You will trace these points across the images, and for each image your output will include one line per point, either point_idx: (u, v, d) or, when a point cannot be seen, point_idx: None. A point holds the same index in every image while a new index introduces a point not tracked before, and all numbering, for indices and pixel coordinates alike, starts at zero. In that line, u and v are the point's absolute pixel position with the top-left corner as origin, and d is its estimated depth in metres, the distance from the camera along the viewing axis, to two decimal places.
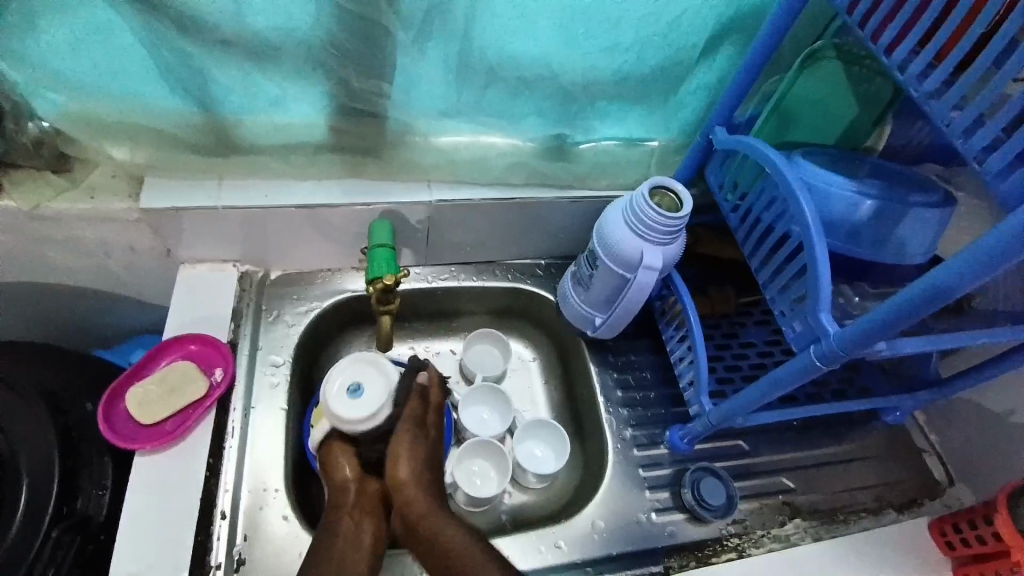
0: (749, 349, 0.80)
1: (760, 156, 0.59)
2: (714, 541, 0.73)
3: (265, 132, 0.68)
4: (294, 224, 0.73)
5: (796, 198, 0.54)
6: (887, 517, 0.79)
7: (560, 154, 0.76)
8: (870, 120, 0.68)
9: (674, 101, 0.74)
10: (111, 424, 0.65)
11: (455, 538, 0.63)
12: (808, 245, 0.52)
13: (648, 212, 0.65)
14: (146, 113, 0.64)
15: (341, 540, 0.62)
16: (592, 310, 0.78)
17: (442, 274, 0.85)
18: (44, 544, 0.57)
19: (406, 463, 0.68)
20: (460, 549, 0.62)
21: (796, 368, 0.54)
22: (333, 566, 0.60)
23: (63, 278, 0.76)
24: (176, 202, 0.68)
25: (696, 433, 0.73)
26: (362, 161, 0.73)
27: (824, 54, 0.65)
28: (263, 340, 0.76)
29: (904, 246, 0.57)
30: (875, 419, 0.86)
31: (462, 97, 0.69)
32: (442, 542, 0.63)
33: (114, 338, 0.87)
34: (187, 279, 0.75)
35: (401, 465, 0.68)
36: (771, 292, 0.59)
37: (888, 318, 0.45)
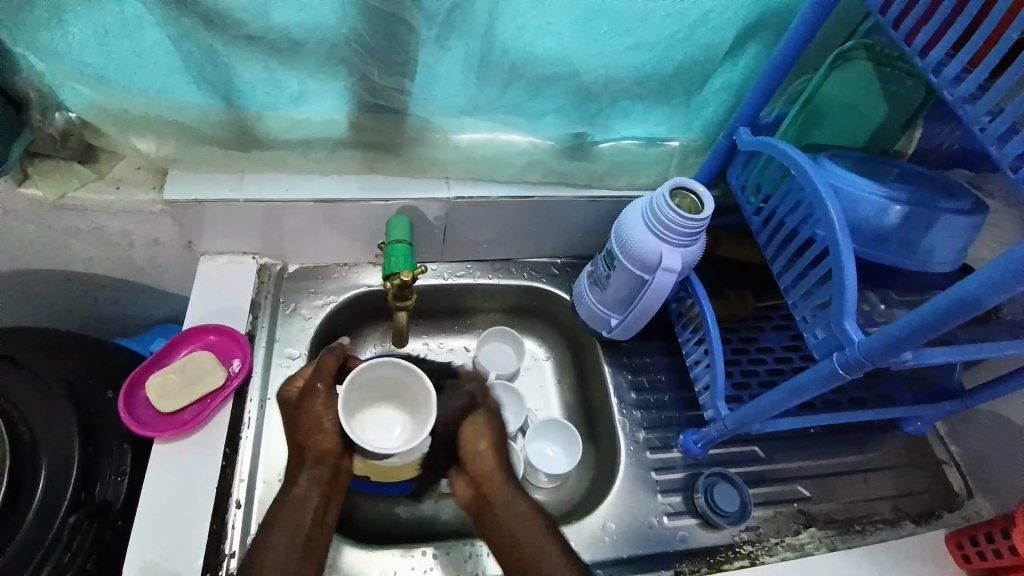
0: (766, 354, 0.80)
1: (785, 158, 0.57)
2: (726, 548, 0.72)
3: (285, 127, 0.69)
4: (313, 220, 0.74)
5: (822, 201, 0.52)
6: (905, 529, 0.77)
7: (578, 152, 0.76)
8: (898, 125, 0.66)
9: (697, 101, 0.73)
10: (131, 412, 0.66)
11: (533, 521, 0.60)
12: (834, 248, 0.51)
13: (668, 214, 0.64)
14: (169, 106, 0.65)
15: (284, 508, 0.58)
16: (608, 311, 0.78)
17: (458, 271, 0.85)
18: (62, 529, 0.59)
19: (482, 457, 0.65)
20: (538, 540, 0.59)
21: (818, 375, 0.53)
22: (287, 532, 0.56)
23: (86, 268, 0.78)
24: (196, 195, 0.68)
25: (710, 437, 0.73)
26: (380, 157, 0.73)
27: (853, 54, 0.63)
28: (280, 332, 0.76)
29: (931, 253, 0.56)
30: (894, 428, 0.85)
31: (481, 94, 0.68)
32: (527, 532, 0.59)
33: (135, 328, 0.89)
34: (205, 270, 0.76)
35: (483, 443, 0.65)
36: (793, 297, 0.58)
37: (910, 331, 0.44)
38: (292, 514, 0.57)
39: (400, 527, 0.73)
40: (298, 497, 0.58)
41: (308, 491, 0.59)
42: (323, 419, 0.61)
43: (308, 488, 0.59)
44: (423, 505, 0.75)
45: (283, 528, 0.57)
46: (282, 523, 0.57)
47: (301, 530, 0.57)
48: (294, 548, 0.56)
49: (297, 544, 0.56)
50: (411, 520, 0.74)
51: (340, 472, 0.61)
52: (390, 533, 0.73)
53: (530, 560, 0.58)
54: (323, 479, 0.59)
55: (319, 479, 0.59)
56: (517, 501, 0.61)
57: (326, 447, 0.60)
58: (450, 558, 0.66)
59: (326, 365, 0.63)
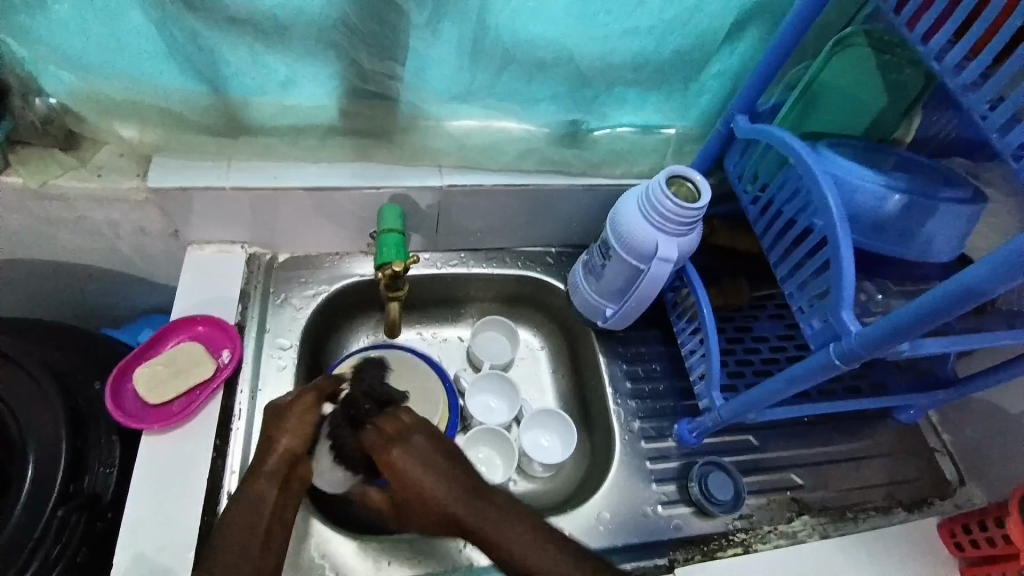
0: (761, 343, 0.80)
1: (784, 146, 0.56)
2: (720, 536, 0.73)
3: (273, 114, 0.67)
4: (303, 209, 0.72)
5: (822, 190, 0.52)
6: (897, 516, 0.78)
7: (573, 140, 0.74)
8: (898, 112, 0.65)
9: (694, 87, 0.71)
10: (119, 404, 0.65)
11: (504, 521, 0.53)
12: (833, 238, 0.50)
13: (664, 202, 0.63)
14: (152, 91, 0.63)
15: (237, 509, 0.53)
16: (603, 301, 0.77)
17: (452, 260, 0.84)
18: (50, 522, 0.58)
19: (429, 494, 0.54)
20: (490, 518, 0.53)
21: (813, 366, 0.52)
22: (240, 532, 0.52)
23: (71, 258, 0.76)
24: (182, 183, 0.67)
25: (704, 427, 0.73)
26: (372, 145, 0.72)
27: (852, 41, 0.61)
28: (271, 323, 0.75)
29: (929, 243, 0.55)
30: (887, 417, 0.85)
31: (474, 80, 0.67)
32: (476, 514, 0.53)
33: (123, 319, 0.87)
34: (193, 260, 0.75)
35: (427, 478, 0.55)
36: (790, 287, 0.57)
37: (906, 322, 0.44)
38: (248, 511, 0.53)
39: None
40: (257, 487, 0.54)
41: (267, 483, 0.55)
42: (275, 442, 0.57)
43: (266, 486, 0.55)
44: None
45: (239, 517, 0.53)
46: (237, 514, 0.53)
47: (259, 526, 0.53)
48: (247, 543, 0.51)
49: (252, 536, 0.52)
50: None
51: (298, 474, 0.57)
52: None
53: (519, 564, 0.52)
54: (276, 473, 0.55)
55: (276, 477, 0.55)
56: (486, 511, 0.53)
57: (289, 447, 0.57)
58: (444, 548, 0.66)
59: (299, 404, 0.59)
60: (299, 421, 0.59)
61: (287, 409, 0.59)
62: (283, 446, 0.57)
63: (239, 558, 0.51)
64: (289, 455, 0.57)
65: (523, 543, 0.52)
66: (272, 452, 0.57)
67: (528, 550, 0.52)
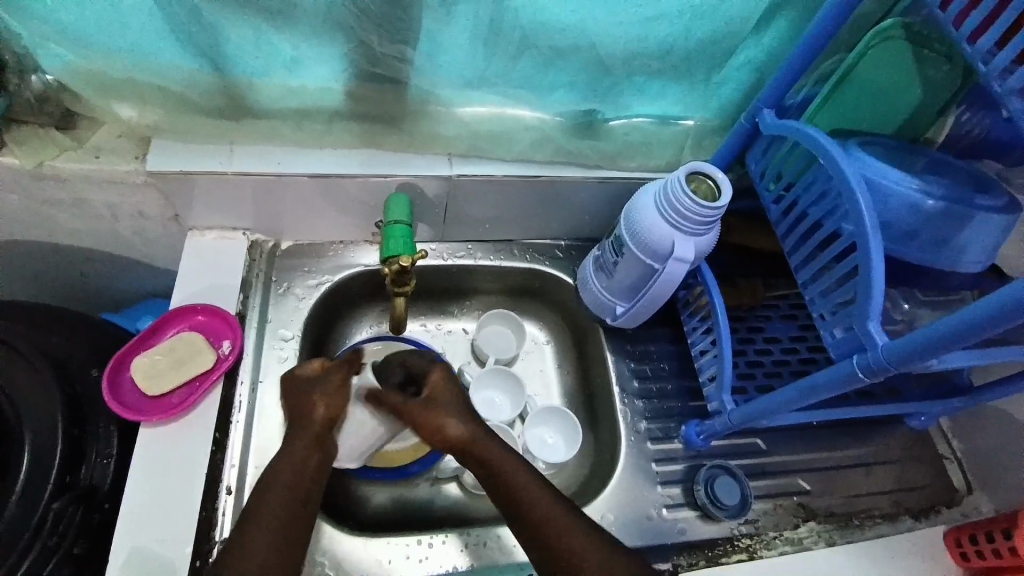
0: (772, 345, 0.78)
1: (814, 145, 0.54)
2: (725, 541, 0.72)
3: (278, 96, 0.64)
4: (307, 195, 0.70)
5: (853, 193, 0.49)
6: (904, 524, 0.77)
7: (589, 131, 0.72)
8: (932, 112, 0.62)
9: (716, 79, 0.68)
10: (117, 394, 0.63)
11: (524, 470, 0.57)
12: (863, 245, 0.48)
13: (684, 200, 0.60)
14: (153, 70, 0.60)
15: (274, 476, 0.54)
16: (614, 298, 0.75)
17: (458, 252, 0.82)
18: (45, 515, 0.57)
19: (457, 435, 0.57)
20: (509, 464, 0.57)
21: (834, 377, 0.50)
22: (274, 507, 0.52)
23: (69, 240, 0.74)
24: (183, 166, 0.64)
25: (714, 430, 0.71)
26: (380, 131, 0.69)
27: (890, 34, 0.58)
28: (273, 313, 0.74)
29: (961, 251, 0.53)
30: (898, 422, 0.83)
31: (489, 66, 0.64)
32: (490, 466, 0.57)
33: (121, 302, 0.85)
34: (194, 246, 0.73)
35: (452, 422, 0.58)
36: (812, 293, 0.56)
37: (943, 337, 0.41)
38: (283, 480, 0.53)
39: (393, 514, 0.72)
40: (285, 473, 0.54)
41: (292, 467, 0.54)
42: (313, 409, 0.57)
43: (305, 450, 0.55)
44: (418, 490, 0.73)
45: (273, 515, 0.52)
46: (263, 506, 0.52)
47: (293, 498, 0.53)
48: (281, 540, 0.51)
49: (291, 531, 0.52)
50: (405, 506, 0.72)
51: (329, 445, 0.57)
52: (385, 519, 0.71)
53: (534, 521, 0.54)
54: (303, 465, 0.55)
55: (314, 440, 0.56)
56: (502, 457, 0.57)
57: (330, 414, 0.58)
58: (446, 548, 0.65)
59: (332, 382, 0.59)
60: (339, 391, 0.58)
61: (323, 380, 0.59)
62: (322, 413, 0.57)
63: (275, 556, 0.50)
64: (328, 420, 0.57)
65: (534, 492, 0.55)
66: (309, 423, 0.57)
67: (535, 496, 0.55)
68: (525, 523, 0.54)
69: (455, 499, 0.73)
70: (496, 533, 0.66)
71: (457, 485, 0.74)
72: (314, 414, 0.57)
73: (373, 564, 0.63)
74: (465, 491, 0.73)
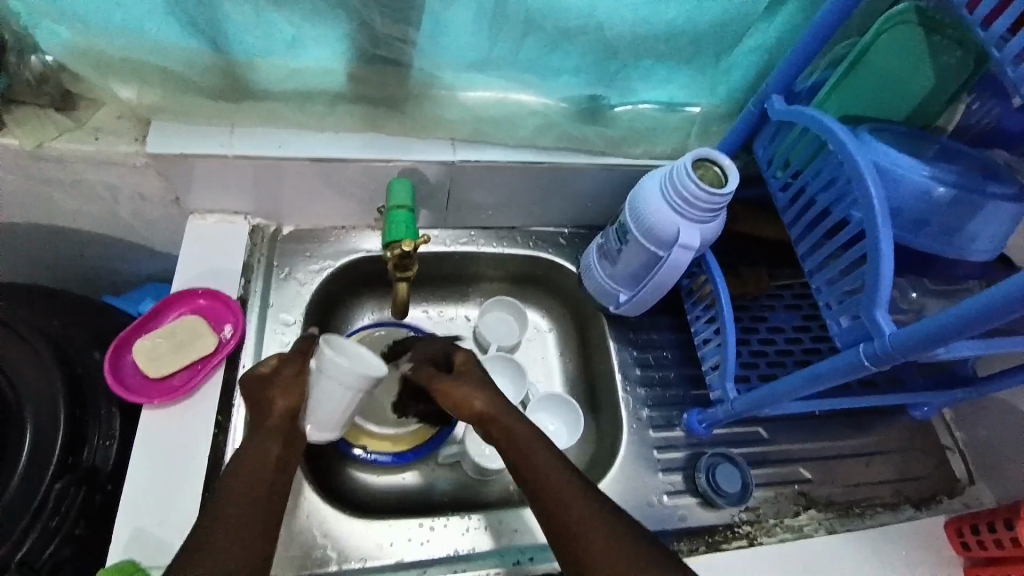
0: (776, 334, 0.78)
1: (824, 130, 0.53)
2: (725, 528, 0.72)
3: (279, 77, 0.63)
4: (308, 178, 0.69)
5: (864, 180, 0.48)
6: (904, 513, 0.77)
7: (594, 116, 0.71)
8: (943, 100, 0.60)
9: (725, 63, 0.67)
10: (119, 377, 0.63)
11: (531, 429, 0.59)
12: (872, 233, 0.47)
13: (690, 186, 0.60)
14: (152, 49, 0.59)
15: (240, 464, 0.52)
16: (617, 286, 0.74)
17: (461, 238, 0.81)
18: (48, 495, 0.57)
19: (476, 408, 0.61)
20: (517, 427, 0.59)
21: (839, 365, 0.50)
22: (241, 493, 0.50)
23: (69, 222, 0.74)
24: (182, 147, 0.63)
25: (716, 419, 0.71)
26: (382, 114, 0.68)
27: (902, 19, 0.56)
28: (275, 298, 0.73)
29: (969, 240, 0.52)
30: (900, 413, 0.83)
31: (493, 48, 0.63)
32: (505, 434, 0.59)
33: (122, 286, 0.85)
34: (194, 230, 0.72)
35: (477, 399, 0.61)
36: (818, 282, 0.55)
37: (950, 326, 0.41)
38: (250, 469, 0.52)
39: (396, 500, 0.72)
40: (246, 462, 0.52)
41: (260, 458, 0.53)
42: (272, 403, 0.57)
43: (264, 441, 0.54)
44: (420, 476, 0.73)
45: (240, 507, 0.49)
46: (235, 496, 0.50)
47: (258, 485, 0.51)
48: (255, 531, 0.49)
49: (267, 521, 0.50)
50: (410, 491, 0.72)
51: (295, 434, 0.56)
52: (388, 505, 0.71)
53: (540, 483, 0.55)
54: (266, 457, 0.53)
55: (276, 432, 0.55)
56: (512, 424, 0.59)
57: (290, 406, 0.56)
58: (447, 531, 0.65)
59: (287, 374, 0.58)
60: (301, 377, 0.58)
61: (278, 376, 0.58)
62: (281, 406, 0.56)
63: (252, 548, 0.48)
64: (290, 413, 0.56)
65: (545, 458, 0.56)
66: (271, 414, 0.56)
67: (547, 462, 0.56)
68: (532, 486, 0.55)
69: (457, 484, 0.73)
70: (498, 517, 0.67)
71: (459, 471, 0.74)
72: (278, 406, 0.56)
73: (374, 547, 0.63)
74: (467, 477, 0.74)
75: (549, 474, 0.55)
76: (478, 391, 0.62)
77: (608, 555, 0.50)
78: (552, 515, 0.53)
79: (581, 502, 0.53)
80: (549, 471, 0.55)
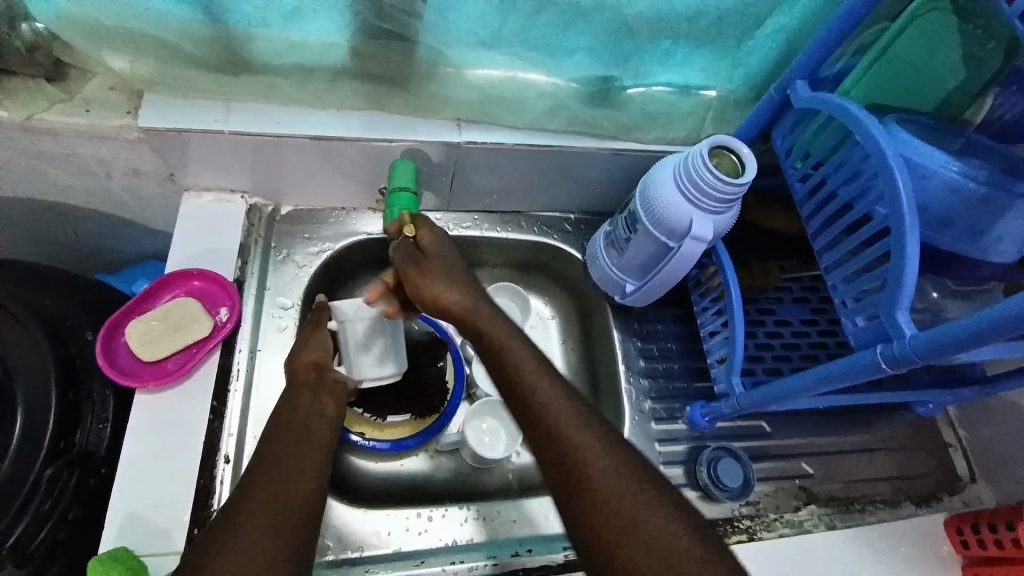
0: (783, 327, 0.76)
1: (851, 120, 0.51)
2: (724, 522, 0.71)
3: (279, 50, 0.61)
4: (309, 157, 0.66)
5: (891, 174, 0.46)
6: (905, 510, 0.76)
7: (606, 99, 0.68)
8: (970, 92, 0.57)
9: (745, 47, 0.64)
10: (111, 360, 0.62)
11: (532, 364, 0.57)
12: (898, 229, 0.46)
13: (705, 175, 0.58)
14: (146, 17, 0.56)
15: (292, 421, 0.56)
16: (624, 275, 0.72)
17: (464, 222, 0.79)
18: (39, 481, 0.56)
19: (442, 297, 0.59)
20: (526, 365, 0.57)
21: (853, 366, 0.49)
22: (286, 453, 0.53)
23: (60, 197, 0.71)
24: (177, 122, 0.60)
25: (719, 412, 0.70)
26: (386, 92, 0.65)
27: (934, 5, 0.53)
28: (272, 280, 0.71)
29: (994, 240, 0.51)
30: (904, 410, 0.82)
31: (505, 25, 0.61)
32: (524, 393, 0.55)
33: (116, 264, 0.83)
34: (190, 208, 0.70)
35: (436, 281, 0.60)
36: (835, 278, 0.54)
37: (959, 336, 0.40)
38: (294, 437, 0.55)
39: (393, 488, 0.70)
40: (287, 428, 0.56)
41: (298, 416, 0.57)
42: (299, 357, 0.62)
43: (304, 393, 0.59)
44: (417, 464, 0.72)
45: (268, 494, 0.50)
46: (279, 457, 0.53)
47: (304, 441, 0.55)
48: (281, 514, 0.49)
49: (297, 486, 0.51)
50: (406, 479, 0.71)
51: (328, 385, 0.61)
52: (385, 493, 0.70)
53: (553, 433, 0.52)
54: (298, 429, 0.56)
55: (306, 385, 0.60)
56: (499, 339, 0.58)
57: (314, 358, 0.62)
58: (446, 520, 0.65)
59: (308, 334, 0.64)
60: (319, 334, 0.65)
61: (301, 343, 0.64)
62: (308, 358, 0.62)
63: (286, 528, 0.48)
64: (315, 364, 0.62)
65: (572, 428, 0.52)
66: (295, 369, 0.61)
67: (574, 434, 0.52)
68: (541, 432, 0.53)
69: (455, 472, 0.73)
70: (497, 508, 0.67)
71: (458, 458, 0.73)
72: (300, 360, 0.62)
73: (372, 533, 0.63)
74: (465, 465, 0.73)
75: (557, 419, 0.53)
76: (437, 275, 0.60)
77: (628, 546, 0.47)
78: (577, 498, 0.50)
79: (600, 456, 0.51)
80: (558, 415, 0.53)
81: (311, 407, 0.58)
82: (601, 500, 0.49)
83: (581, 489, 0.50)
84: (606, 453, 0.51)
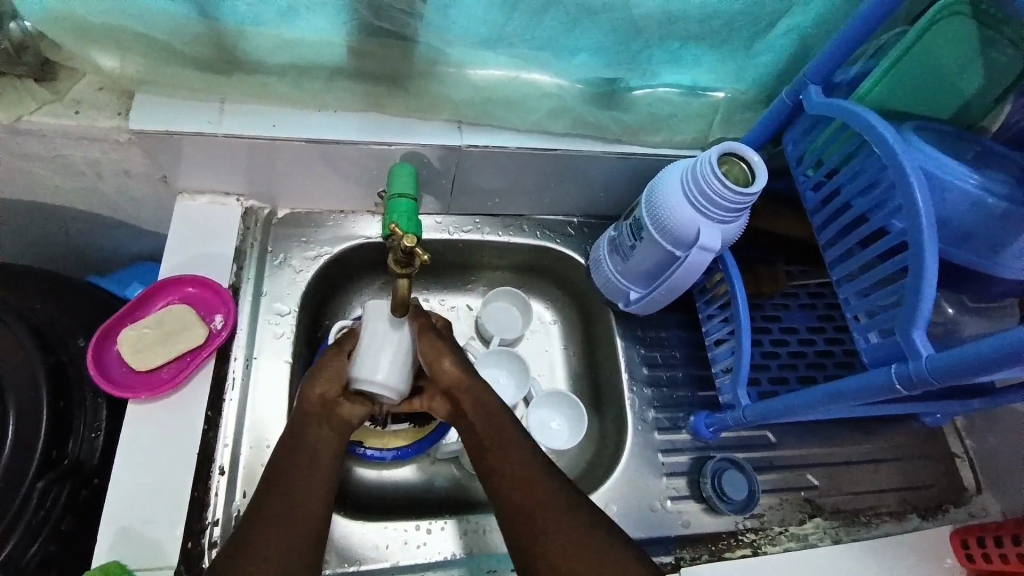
0: (790, 335, 0.74)
1: (868, 129, 0.49)
2: (728, 535, 0.70)
3: (271, 48, 0.58)
4: (304, 158, 0.64)
5: (911, 187, 0.44)
6: (910, 522, 0.75)
7: (611, 101, 0.66)
8: (987, 98, 0.55)
9: (756, 48, 0.62)
10: (103, 368, 0.60)
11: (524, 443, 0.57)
12: (915, 244, 0.44)
13: (714, 182, 0.56)
14: (136, 15, 0.55)
15: (303, 456, 0.53)
16: (629, 283, 0.71)
17: (465, 226, 0.77)
18: (31, 493, 0.55)
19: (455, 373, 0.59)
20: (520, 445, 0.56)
21: (866, 383, 0.47)
22: (290, 482, 0.52)
23: (50, 198, 0.69)
24: (169, 123, 0.59)
25: (725, 423, 0.69)
26: (383, 92, 0.63)
27: (954, 9, 0.51)
28: (268, 285, 0.70)
29: (1013, 255, 0.49)
30: (912, 419, 0.81)
31: (508, 24, 0.59)
32: (507, 454, 0.56)
33: (108, 265, 0.82)
34: (184, 210, 0.68)
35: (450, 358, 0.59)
36: (848, 291, 0.52)
37: (974, 361, 0.38)
38: (302, 463, 0.53)
39: (390, 498, 0.69)
40: (299, 455, 0.53)
41: (314, 446, 0.54)
42: (312, 386, 0.56)
43: (321, 433, 0.55)
44: (415, 473, 0.71)
45: (270, 524, 0.50)
46: (283, 486, 0.52)
47: (309, 477, 0.53)
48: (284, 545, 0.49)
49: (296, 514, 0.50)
50: (404, 490, 0.70)
51: (340, 421, 0.56)
52: (382, 502, 0.69)
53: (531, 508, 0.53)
54: (314, 462, 0.53)
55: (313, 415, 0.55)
56: (497, 413, 0.58)
57: (323, 392, 0.56)
58: (444, 534, 0.64)
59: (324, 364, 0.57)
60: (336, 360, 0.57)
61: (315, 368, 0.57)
62: (317, 391, 0.56)
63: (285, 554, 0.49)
64: (323, 399, 0.56)
65: (543, 481, 0.54)
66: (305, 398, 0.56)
67: (549, 493, 0.54)
68: (518, 503, 0.53)
69: (455, 481, 0.71)
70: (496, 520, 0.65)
71: (458, 466, 0.72)
72: (312, 389, 0.56)
73: (370, 547, 0.62)
74: (465, 472, 0.71)
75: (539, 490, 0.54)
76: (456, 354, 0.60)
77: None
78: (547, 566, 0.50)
79: (578, 527, 0.52)
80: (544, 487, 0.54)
81: (319, 442, 0.54)
82: (576, 548, 0.51)
83: (551, 537, 0.51)
84: (580, 510, 0.53)
